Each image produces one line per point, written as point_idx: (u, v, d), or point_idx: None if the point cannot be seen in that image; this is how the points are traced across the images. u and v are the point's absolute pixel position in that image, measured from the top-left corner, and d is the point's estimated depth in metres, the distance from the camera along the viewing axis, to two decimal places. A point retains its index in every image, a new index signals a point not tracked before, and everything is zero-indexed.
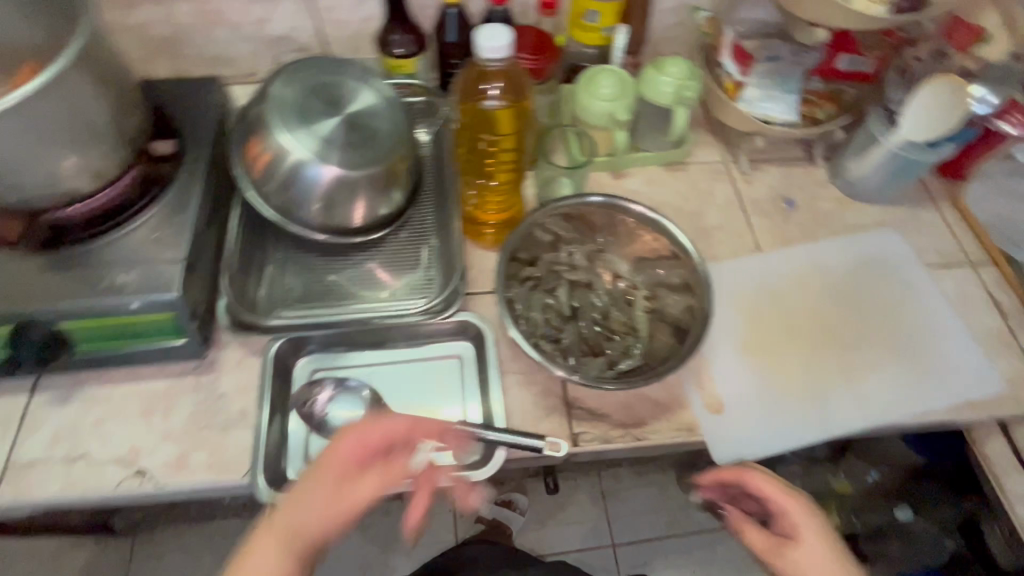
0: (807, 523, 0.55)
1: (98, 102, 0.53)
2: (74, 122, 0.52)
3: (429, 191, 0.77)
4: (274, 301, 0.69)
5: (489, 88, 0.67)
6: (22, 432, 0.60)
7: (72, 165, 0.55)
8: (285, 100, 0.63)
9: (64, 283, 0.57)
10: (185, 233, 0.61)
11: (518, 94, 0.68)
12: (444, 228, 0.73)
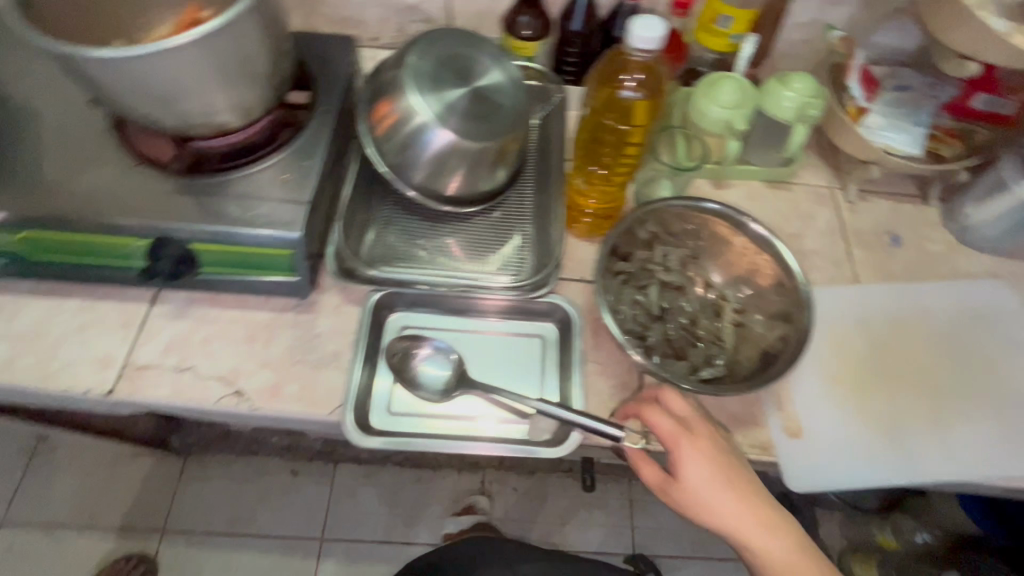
0: (699, 465, 0.54)
1: (258, 43, 0.57)
2: (236, 59, 0.56)
3: (530, 175, 0.78)
4: (373, 256, 0.72)
5: (626, 78, 0.67)
6: (139, 337, 0.65)
7: (225, 99, 0.58)
8: (419, 66, 0.65)
9: (199, 206, 0.61)
10: (310, 178, 0.64)
11: (652, 90, 0.68)
12: (544, 213, 0.75)
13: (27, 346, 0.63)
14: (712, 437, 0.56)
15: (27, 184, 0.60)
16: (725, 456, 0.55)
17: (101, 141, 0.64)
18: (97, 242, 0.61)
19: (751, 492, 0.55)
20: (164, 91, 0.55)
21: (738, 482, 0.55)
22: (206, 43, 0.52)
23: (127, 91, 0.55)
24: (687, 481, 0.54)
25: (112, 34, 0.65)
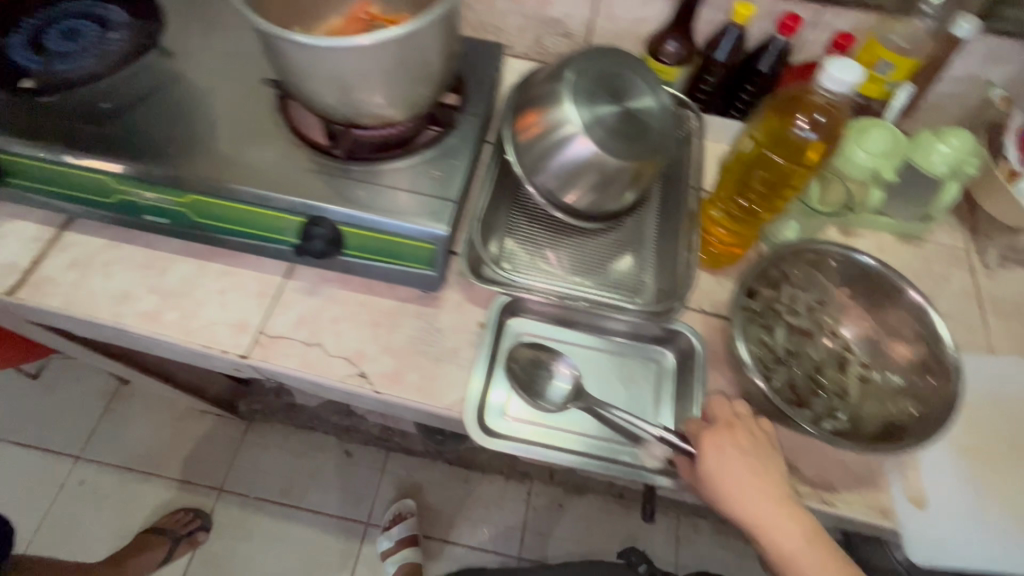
0: (715, 454, 0.56)
1: (437, 45, 0.59)
2: (416, 58, 0.58)
3: (655, 200, 0.78)
4: (498, 259, 0.73)
5: (800, 122, 0.64)
6: (273, 308, 0.68)
7: (395, 95, 0.61)
8: (578, 79, 0.66)
9: (353, 192, 0.63)
10: (455, 179, 0.66)
11: (826, 138, 0.64)
12: (669, 239, 0.75)
13: (174, 302, 0.67)
14: (732, 429, 0.57)
15: (201, 152, 0.64)
16: (745, 447, 0.56)
17: (267, 119, 0.68)
18: (251, 213, 0.64)
19: (767, 483, 0.55)
20: (348, 80, 0.57)
21: (755, 472, 0.55)
22: (399, 40, 0.55)
23: (314, 75, 0.58)
24: (701, 465, 0.56)
25: (289, 22, 0.68)
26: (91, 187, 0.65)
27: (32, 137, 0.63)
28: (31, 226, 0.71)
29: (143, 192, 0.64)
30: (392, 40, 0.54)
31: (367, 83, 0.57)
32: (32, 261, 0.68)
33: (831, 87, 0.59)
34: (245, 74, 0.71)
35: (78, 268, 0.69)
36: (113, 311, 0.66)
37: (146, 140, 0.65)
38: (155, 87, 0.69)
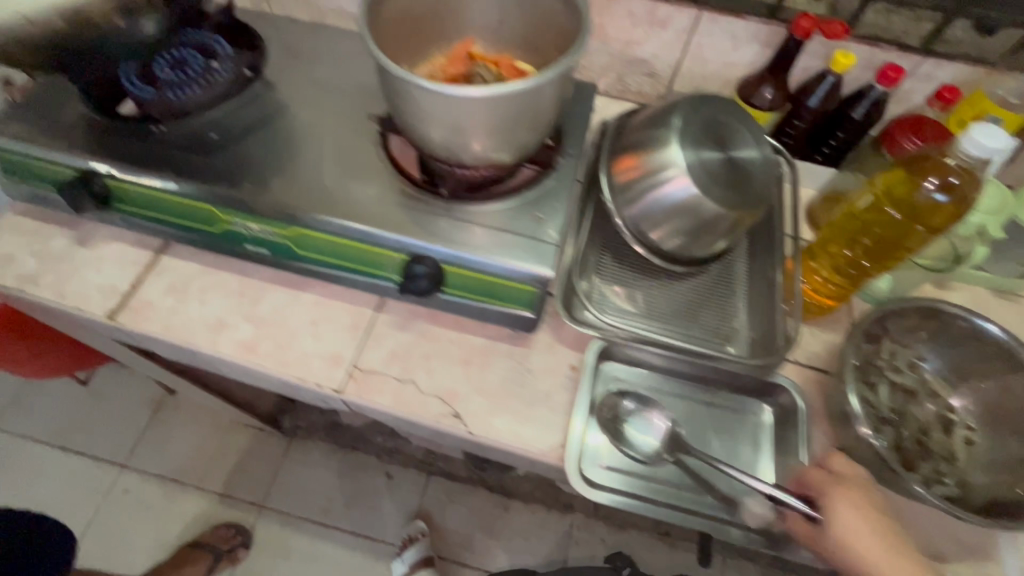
0: (849, 513, 0.52)
1: (553, 93, 0.59)
2: (533, 106, 0.58)
3: (746, 245, 0.77)
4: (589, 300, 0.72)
5: (930, 180, 0.62)
6: (365, 342, 0.68)
7: (507, 139, 0.60)
8: (685, 126, 0.66)
9: (457, 231, 0.63)
10: (556, 222, 0.65)
11: (960, 203, 0.61)
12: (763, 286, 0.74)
13: (268, 332, 0.67)
14: (858, 487, 0.54)
15: (306, 186, 0.65)
16: (871, 506, 0.53)
17: (368, 154, 0.69)
18: (354, 249, 0.64)
19: (893, 547, 0.52)
20: (466, 125, 0.57)
21: (882, 533, 0.52)
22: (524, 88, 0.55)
23: (432, 119, 0.58)
24: (824, 522, 0.53)
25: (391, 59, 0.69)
26: (197, 216, 0.66)
27: (145, 167, 0.64)
28: (130, 250, 0.72)
29: (249, 223, 0.65)
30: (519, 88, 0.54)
31: (483, 129, 0.57)
32: (131, 286, 0.69)
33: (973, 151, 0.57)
34: (346, 109, 0.72)
35: (175, 293, 0.69)
36: (209, 338, 0.67)
37: (253, 172, 0.65)
38: (258, 119, 0.70)
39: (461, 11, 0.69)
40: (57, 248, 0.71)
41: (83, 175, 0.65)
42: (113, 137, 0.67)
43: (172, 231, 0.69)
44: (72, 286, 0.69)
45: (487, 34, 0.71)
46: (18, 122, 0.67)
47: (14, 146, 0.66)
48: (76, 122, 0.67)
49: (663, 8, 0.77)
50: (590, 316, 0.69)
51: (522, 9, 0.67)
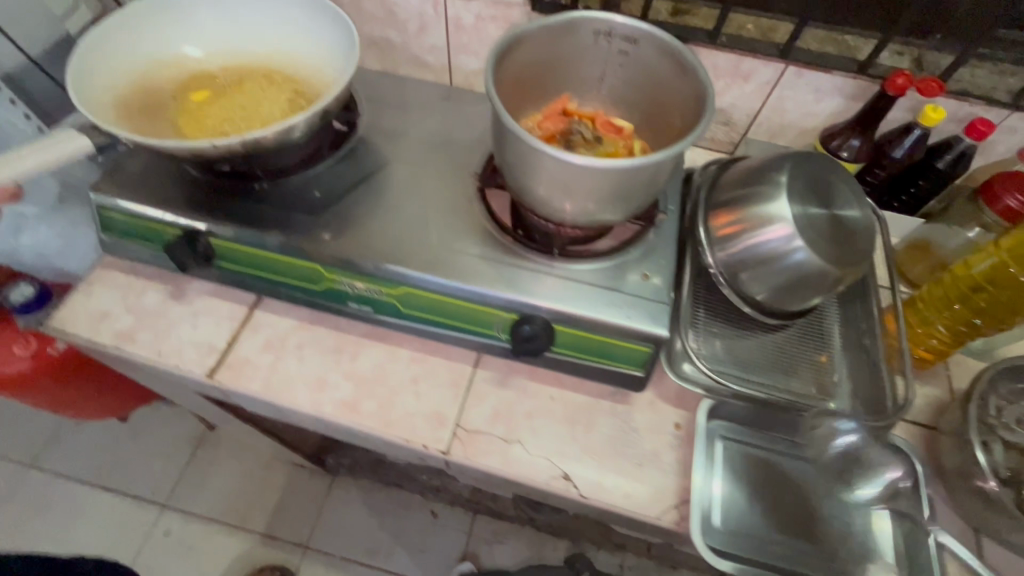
0: None
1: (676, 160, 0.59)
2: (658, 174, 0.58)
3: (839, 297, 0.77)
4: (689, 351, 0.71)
5: None
6: (467, 400, 0.67)
7: (627, 205, 0.61)
8: (792, 185, 0.67)
9: (566, 290, 0.63)
10: (665, 279, 0.65)
11: None
12: (863, 341, 0.73)
13: (370, 390, 0.67)
14: None
15: (413, 246, 0.65)
16: None
17: (469, 212, 0.69)
18: (463, 308, 0.64)
19: None
20: (592, 194, 0.57)
21: None
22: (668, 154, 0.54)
23: (552, 185, 0.58)
24: None
25: None
26: (302, 274, 0.66)
27: (253, 227, 0.64)
28: (223, 305, 0.71)
29: (355, 282, 0.65)
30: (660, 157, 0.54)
31: (606, 197, 0.58)
32: (228, 343, 0.69)
33: None
34: (440, 166, 0.73)
35: (273, 350, 0.69)
36: (311, 398, 0.66)
37: (357, 231, 0.65)
38: (356, 176, 0.71)
39: (562, 72, 0.70)
40: (151, 304, 0.71)
41: (188, 234, 0.65)
42: (218, 196, 0.67)
43: (271, 287, 0.69)
44: (168, 343, 0.68)
45: (582, 95, 0.73)
46: (123, 182, 0.68)
47: (120, 205, 0.66)
48: (180, 181, 0.68)
49: (747, 62, 0.78)
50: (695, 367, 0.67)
51: (624, 72, 0.69)
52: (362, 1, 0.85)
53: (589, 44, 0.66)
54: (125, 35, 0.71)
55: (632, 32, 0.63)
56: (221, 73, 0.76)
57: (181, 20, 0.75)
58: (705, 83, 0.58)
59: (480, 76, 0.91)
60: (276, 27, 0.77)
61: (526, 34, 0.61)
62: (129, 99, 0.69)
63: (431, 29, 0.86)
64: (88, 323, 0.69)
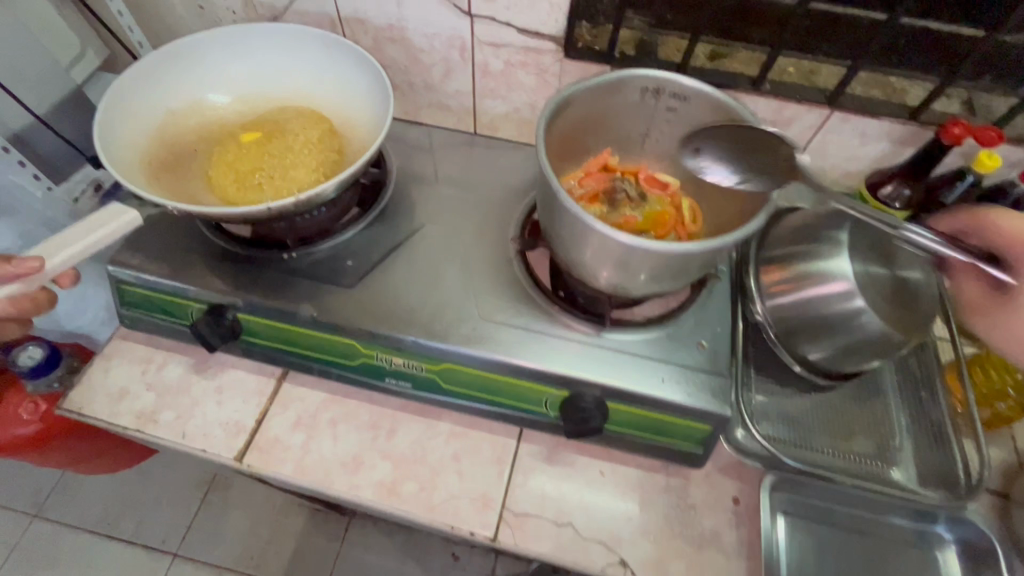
0: None
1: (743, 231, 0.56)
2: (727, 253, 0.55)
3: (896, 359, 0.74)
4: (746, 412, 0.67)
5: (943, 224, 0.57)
6: (513, 479, 0.63)
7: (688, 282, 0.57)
8: (850, 246, 0.64)
9: (619, 364, 0.59)
10: (722, 348, 0.61)
11: None
12: (924, 404, 0.71)
13: (410, 471, 0.63)
14: None
15: (455, 319, 0.61)
16: None
17: (509, 277, 0.65)
18: (510, 384, 0.60)
19: None
20: (655, 275, 0.54)
21: None
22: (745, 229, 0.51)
23: (610, 263, 0.54)
24: None
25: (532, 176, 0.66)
26: (337, 350, 0.62)
27: (283, 303, 0.60)
28: (250, 379, 0.68)
29: (394, 358, 0.61)
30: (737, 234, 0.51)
31: (668, 275, 0.54)
32: (257, 421, 0.65)
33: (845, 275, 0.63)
34: (476, 226, 0.69)
35: (304, 428, 0.65)
36: (348, 482, 0.62)
37: (394, 303, 0.61)
38: (389, 240, 0.67)
39: (605, 129, 0.67)
40: (173, 380, 0.67)
41: (212, 310, 0.61)
42: (244, 268, 0.63)
43: (302, 362, 0.65)
44: (193, 425, 0.64)
45: (624, 150, 0.70)
46: (143, 253, 0.64)
47: (137, 278, 0.62)
48: (204, 252, 0.64)
49: (791, 107, 0.74)
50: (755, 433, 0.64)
51: (670, 128, 0.67)
52: (384, 47, 0.82)
53: (635, 102, 0.64)
54: (143, 86, 0.64)
55: (683, 90, 0.61)
56: (244, 120, 0.70)
57: (198, 65, 0.68)
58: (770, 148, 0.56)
59: (506, 120, 0.87)
60: (303, 67, 0.71)
61: (575, 95, 0.59)
62: (152, 159, 0.63)
63: (457, 73, 0.82)
64: (107, 403, 0.65)
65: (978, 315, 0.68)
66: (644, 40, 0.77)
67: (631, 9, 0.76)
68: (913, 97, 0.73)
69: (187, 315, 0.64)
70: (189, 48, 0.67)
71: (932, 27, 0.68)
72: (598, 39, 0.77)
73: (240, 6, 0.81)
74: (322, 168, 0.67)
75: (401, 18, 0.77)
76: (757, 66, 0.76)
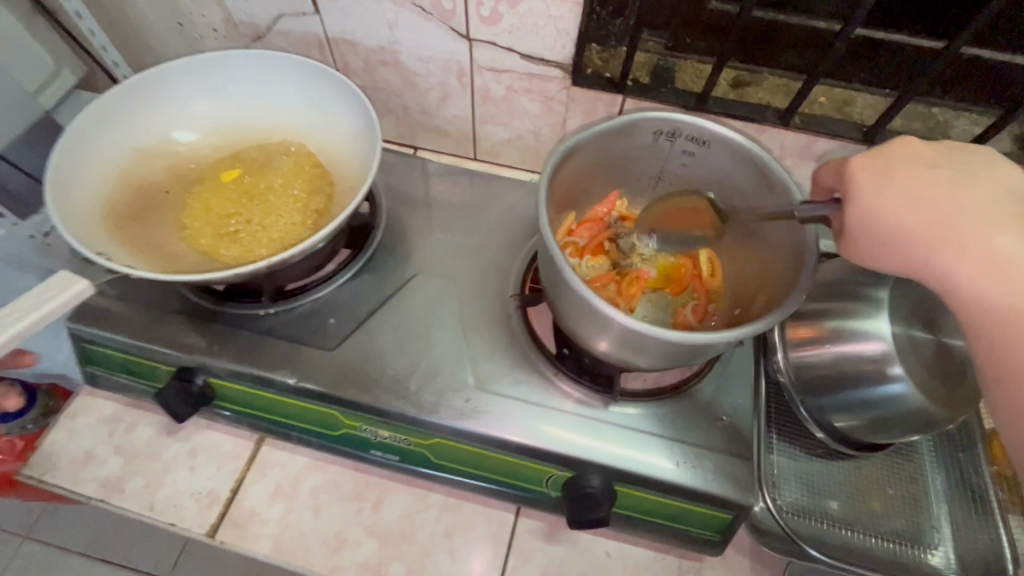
0: None
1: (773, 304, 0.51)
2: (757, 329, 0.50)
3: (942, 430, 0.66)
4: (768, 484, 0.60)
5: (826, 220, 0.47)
6: (510, 559, 0.57)
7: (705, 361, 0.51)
8: (891, 307, 0.57)
9: (628, 443, 0.53)
10: (740, 425, 0.56)
11: None
12: (970, 481, 0.63)
13: (396, 551, 0.57)
14: None
15: (445, 388, 0.55)
16: None
17: (507, 338, 0.59)
18: (508, 462, 0.54)
19: None
20: (673, 357, 0.48)
21: None
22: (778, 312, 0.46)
23: (619, 343, 0.48)
24: None
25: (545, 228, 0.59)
26: (319, 419, 0.57)
27: (257, 369, 0.55)
28: (226, 442, 0.62)
29: (380, 430, 0.55)
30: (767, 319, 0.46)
31: (684, 357, 0.48)
32: (233, 490, 0.60)
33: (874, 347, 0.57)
34: (472, 277, 0.63)
35: (284, 499, 0.59)
36: (329, 563, 0.56)
37: (381, 370, 0.55)
38: (376, 293, 0.61)
39: (612, 173, 0.61)
40: (143, 442, 0.62)
41: (181, 375, 0.56)
42: (216, 327, 0.57)
43: (280, 428, 0.59)
44: (162, 494, 0.59)
45: (632, 194, 0.64)
46: (108, 310, 0.58)
47: (101, 337, 0.57)
48: (174, 307, 0.59)
49: (822, 142, 0.67)
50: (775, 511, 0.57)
51: (685, 173, 0.60)
52: (376, 70, 0.75)
53: (647, 144, 0.57)
54: (104, 123, 0.59)
55: (701, 133, 0.55)
56: (216, 159, 0.64)
57: (163, 100, 0.62)
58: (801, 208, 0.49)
59: (508, 147, 0.80)
60: (281, 101, 0.65)
61: (580, 143, 0.53)
62: (115, 205, 0.58)
63: (454, 98, 0.75)
64: (70, 469, 0.60)
65: (844, 243, 0.45)
66: (659, 65, 0.69)
67: (647, 29, 0.68)
68: (959, 132, 0.64)
69: (155, 376, 0.58)
70: (151, 82, 0.61)
71: (979, 55, 0.60)
72: (608, 64, 0.69)
73: (222, 23, 0.74)
74: (305, 216, 0.61)
75: (393, 40, 0.70)
76: (785, 94, 0.68)
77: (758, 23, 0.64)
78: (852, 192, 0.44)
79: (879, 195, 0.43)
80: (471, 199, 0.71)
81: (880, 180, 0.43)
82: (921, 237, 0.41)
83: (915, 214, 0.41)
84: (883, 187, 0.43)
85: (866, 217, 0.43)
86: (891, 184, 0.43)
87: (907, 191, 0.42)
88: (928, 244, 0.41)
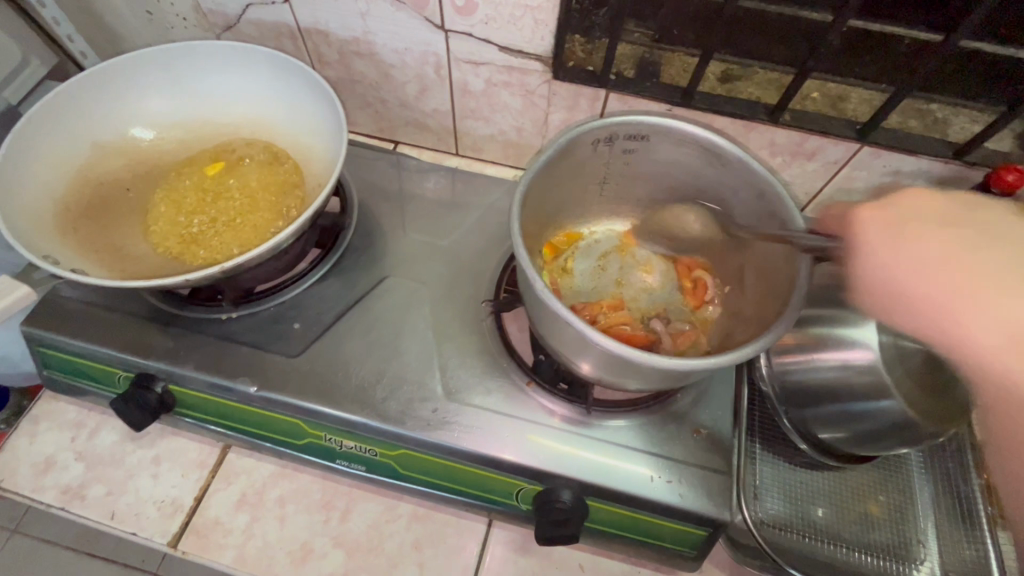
0: None
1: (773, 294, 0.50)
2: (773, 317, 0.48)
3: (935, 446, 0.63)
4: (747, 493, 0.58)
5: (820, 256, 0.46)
6: (480, 571, 0.56)
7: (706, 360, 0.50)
8: None
9: (599, 459, 0.51)
10: (720, 440, 0.53)
11: None
12: (959, 497, 0.61)
13: (365, 561, 0.56)
14: None
15: (411, 396, 0.53)
16: None
17: (480, 343, 0.57)
18: (476, 474, 0.52)
19: None
20: (657, 379, 0.46)
21: None
22: (789, 301, 0.46)
23: (598, 361, 0.46)
24: None
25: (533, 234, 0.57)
26: (283, 429, 0.55)
27: (216, 376, 0.53)
28: (191, 449, 0.61)
29: (345, 441, 0.54)
30: (786, 307, 0.46)
31: (669, 379, 0.45)
32: (197, 499, 0.58)
33: (847, 355, 0.54)
34: (446, 280, 0.61)
35: (249, 508, 0.58)
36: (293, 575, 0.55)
37: (346, 378, 0.53)
38: (344, 296, 0.59)
39: (581, 183, 0.60)
40: (107, 448, 0.60)
41: (140, 384, 0.54)
42: (176, 332, 0.55)
43: (244, 436, 0.58)
44: (125, 503, 0.57)
45: (586, 204, 0.63)
46: (66, 313, 0.56)
47: (58, 343, 0.55)
48: (133, 310, 0.57)
49: (813, 139, 0.64)
50: (748, 522, 0.55)
51: (629, 169, 0.59)
52: (352, 61, 0.71)
53: (589, 155, 0.56)
54: (59, 121, 0.57)
55: (647, 132, 0.54)
56: (177, 160, 0.62)
57: (111, 99, 0.60)
58: (776, 188, 0.50)
59: (491, 142, 0.77)
60: (248, 96, 0.63)
61: (536, 172, 0.50)
62: (72, 205, 0.56)
63: (433, 91, 0.72)
64: (30, 476, 0.58)
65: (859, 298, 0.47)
66: (644, 58, 0.66)
67: (632, 20, 0.65)
68: (957, 131, 0.62)
69: (115, 382, 0.57)
70: (94, 85, 0.58)
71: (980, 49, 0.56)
72: (591, 56, 0.65)
73: (191, 13, 0.71)
74: (269, 213, 0.59)
75: (366, 31, 0.67)
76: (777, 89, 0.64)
77: (752, 13, 0.60)
78: (865, 247, 0.46)
79: (887, 253, 0.45)
80: (449, 198, 0.68)
81: (895, 237, 0.45)
82: (918, 281, 0.43)
83: (914, 272, 0.43)
84: (892, 242, 0.45)
85: (872, 273, 0.45)
86: (898, 244, 0.44)
87: (913, 253, 0.44)
88: (931, 297, 0.43)
